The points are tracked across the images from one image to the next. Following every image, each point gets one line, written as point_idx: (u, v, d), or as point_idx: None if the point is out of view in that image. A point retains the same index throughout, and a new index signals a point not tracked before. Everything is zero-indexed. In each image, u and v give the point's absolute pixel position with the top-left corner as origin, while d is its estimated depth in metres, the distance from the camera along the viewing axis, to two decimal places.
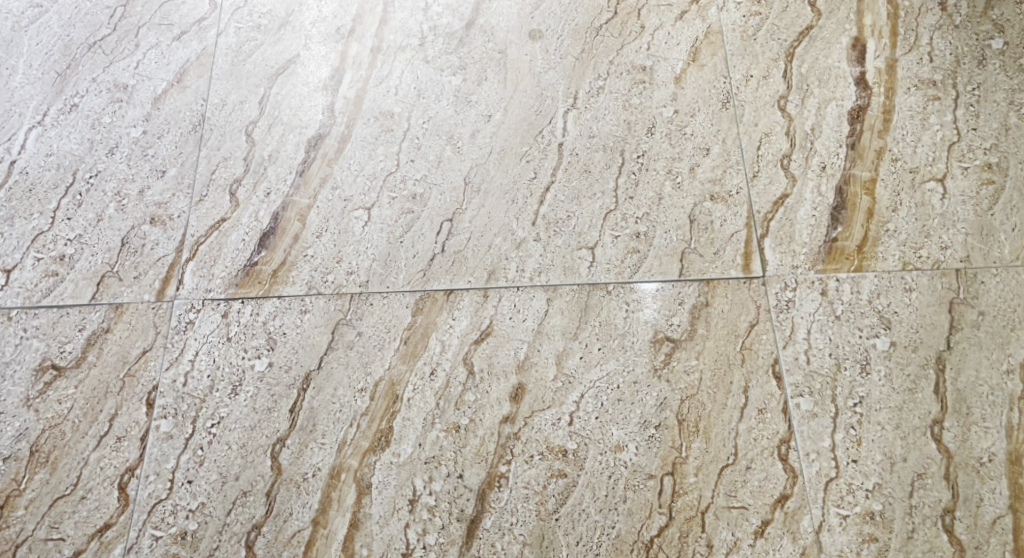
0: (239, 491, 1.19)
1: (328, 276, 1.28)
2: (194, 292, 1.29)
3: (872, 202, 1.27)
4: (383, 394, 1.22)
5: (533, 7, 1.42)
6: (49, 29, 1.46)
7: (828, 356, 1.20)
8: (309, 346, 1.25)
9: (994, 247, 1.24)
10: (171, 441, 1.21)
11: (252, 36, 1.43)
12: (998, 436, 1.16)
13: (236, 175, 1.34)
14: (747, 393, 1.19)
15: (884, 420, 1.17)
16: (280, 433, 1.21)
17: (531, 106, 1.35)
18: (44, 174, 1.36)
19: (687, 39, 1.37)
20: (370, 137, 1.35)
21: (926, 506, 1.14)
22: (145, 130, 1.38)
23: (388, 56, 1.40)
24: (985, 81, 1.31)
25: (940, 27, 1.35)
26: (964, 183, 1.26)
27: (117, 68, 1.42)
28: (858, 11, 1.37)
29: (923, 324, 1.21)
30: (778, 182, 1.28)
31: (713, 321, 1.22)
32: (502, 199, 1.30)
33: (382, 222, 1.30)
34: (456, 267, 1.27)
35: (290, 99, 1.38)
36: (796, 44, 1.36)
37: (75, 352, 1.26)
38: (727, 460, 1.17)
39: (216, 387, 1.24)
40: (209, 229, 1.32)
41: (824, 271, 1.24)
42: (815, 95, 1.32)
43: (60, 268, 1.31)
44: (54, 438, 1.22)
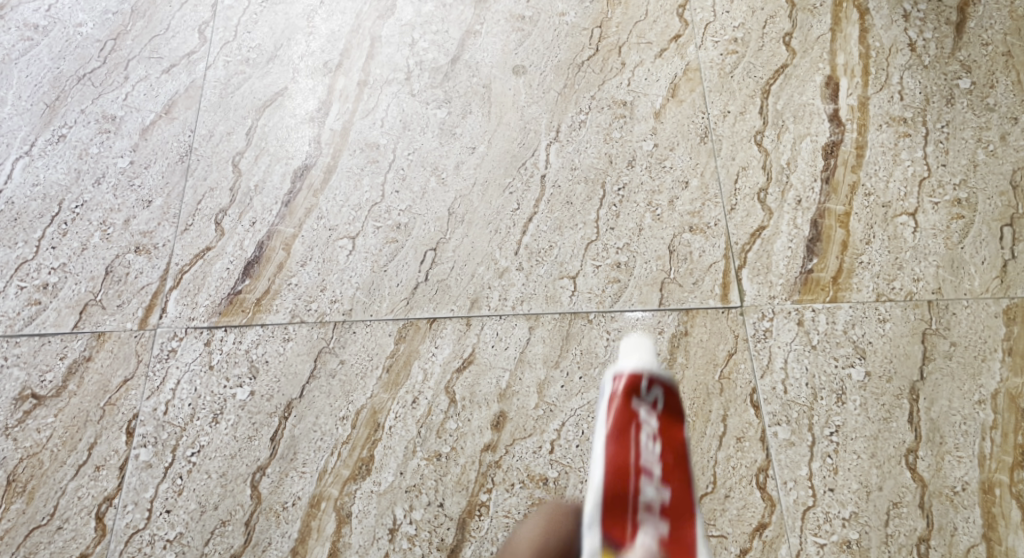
0: (218, 521, 1.19)
1: (311, 305, 1.29)
2: (178, 320, 1.29)
3: (846, 234, 1.30)
4: (366, 422, 1.23)
5: (517, 43, 1.45)
6: (38, 61, 1.47)
7: (805, 386, 1.23)
8: (292, 374, 1.26)
9: (965, 280, 1.27)
10: (151, 470, 1.21)
11: (240, 69, 1.45)
12: (970, 465, 1.19)
13: (221, 204, 1.35)
14: (725, 422, 1.21)
15: (859, 449, 1.20)
16: (261, 461, 1.21)
17: (514, 139, 1.38)
18: (30, 204, 1.37)
19: (666, 75, 1.41)
20: (355, 168, 1.37)
21: (901, 534, 1.16)
22: (132, 161, 1.39)
23: (374, 89, 1.42)
24: (954, 119, 1.35)
25: (910, 67, 1.39)
26: (935, 217, 1.30)
27: (106, 99, 1.43)
28: (831, 51, 1.40)
29: (896, 355, 1.24)
30: (755, 215, 1.31)
31: (692, 350, 1.25)
32: (486, 229, 1.32)
33: (366, 250, 1.32)
34: (439, 295, 1.29)
35: (277, 130, 1.40)
36: (772, 81, 1.39)
37: (55, 380, 1.26)
38: (706, 489, 1.19)
39: (198, 415, 1.24)
40: (193, 257, 1.32)
41: (800, 301, 1.27)
42: (790, 130, 1.36)
43: (43, 297, 1.31)
44: (32, 467, 1.22)
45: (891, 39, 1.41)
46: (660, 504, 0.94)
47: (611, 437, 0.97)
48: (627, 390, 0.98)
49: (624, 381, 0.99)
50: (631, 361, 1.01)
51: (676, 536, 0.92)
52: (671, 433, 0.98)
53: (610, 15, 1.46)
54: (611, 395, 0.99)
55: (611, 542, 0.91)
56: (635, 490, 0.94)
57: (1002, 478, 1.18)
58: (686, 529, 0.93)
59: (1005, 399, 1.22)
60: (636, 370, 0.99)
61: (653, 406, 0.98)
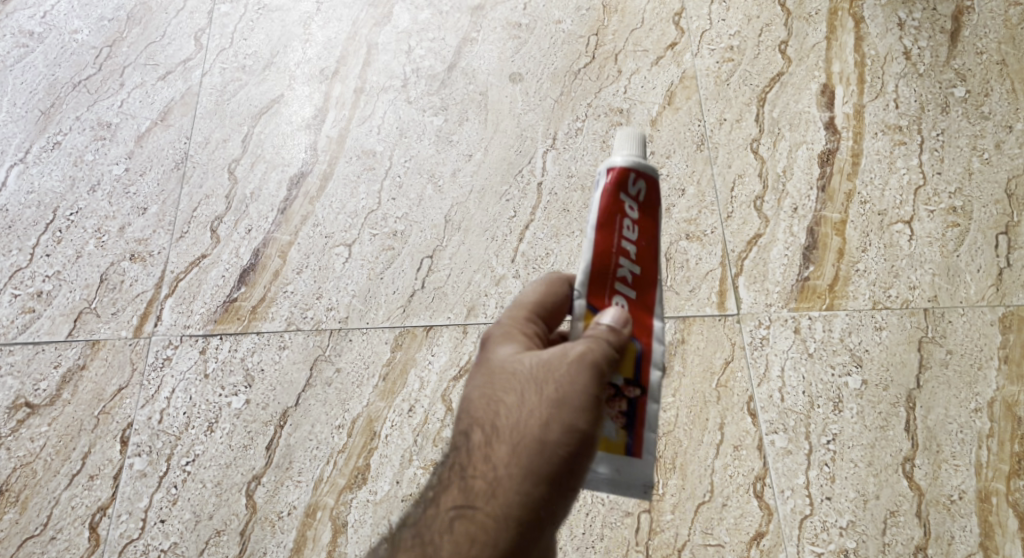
0: (213, 530, 1.18)
1: (307, 312, 1.29)
2: (173, 328, 1.28)
3: (843, 242, 1.30)
4: (362, 430, 1.22)
5: (513, 51, 1.45)
6: (34, 68, 1.47)
7: (802, 393, 1.23)
8: (288, 382, 1.25)
9: (961, 287, 1.27)
10: (146, 479, 1.21)
11: (236, 76, 1.45)
12: (966, 474, 1.19)
13: (217, 212, 1.35)
14: (722, 429, 1.21)
15: (856, 457, 1.20)
16: (256, 470, 1.21)
17: (511, 146, 1.38)
18: (24, 211, 1.36)
19: (662, 83, 1.41)
20: (352, 175, 1.37)
21: (898, 543, 1.16)
22: (127, 168, 1.39)
23: (370, 96, 1.42)
24: (949, 127, 1.35)
25: (905, 75, 1.39)
26: (931, 225, 1.30)
27: (101, 106, 1.43)
28: (827, 59, 1.41)
29: (893, 363, 1.24)
30: (751, 223, 1.31)
31: (689, 358, 1.25)
32: (482, 236, 1.32)
33: (362, 258, 1.32)
34: (436, 303, 1.28)
35: (273, 137, 1.40)
36: (768, 89, 1.39)
37: (49, 389, 1.26)
38: (703, 498, 1.19)
39: (193, 423, 1.23)
40: (189, 265, 1.32)
41: (797, 309, 1.27)
42: (786, 138, 1.36)
43: (37, 305, 1.30)
44: (26, 477, 1.22)
45: (886, 47, 1.41)
46: (632, 277, 0.94)
47: (598, 221, 0.94)
48: (614, 183, 0.95)
49: (614, 175, 0.96)
50: (620, 155, 0.96)
51: (641, 302, 0.93)
52: (648, 222, 0.96)
53: (607, 22, 1.46)
54: (600, 188, 0.96)
55: (592, 308, 0.92)
56: (616, 264, 0.93)
57: (999, 486, 1.18)
58: (649, 296, 0.94)
59: (1002, 408, 1.21)
60: (625, 166, 0.96)
61: (636, 198, 0.96)
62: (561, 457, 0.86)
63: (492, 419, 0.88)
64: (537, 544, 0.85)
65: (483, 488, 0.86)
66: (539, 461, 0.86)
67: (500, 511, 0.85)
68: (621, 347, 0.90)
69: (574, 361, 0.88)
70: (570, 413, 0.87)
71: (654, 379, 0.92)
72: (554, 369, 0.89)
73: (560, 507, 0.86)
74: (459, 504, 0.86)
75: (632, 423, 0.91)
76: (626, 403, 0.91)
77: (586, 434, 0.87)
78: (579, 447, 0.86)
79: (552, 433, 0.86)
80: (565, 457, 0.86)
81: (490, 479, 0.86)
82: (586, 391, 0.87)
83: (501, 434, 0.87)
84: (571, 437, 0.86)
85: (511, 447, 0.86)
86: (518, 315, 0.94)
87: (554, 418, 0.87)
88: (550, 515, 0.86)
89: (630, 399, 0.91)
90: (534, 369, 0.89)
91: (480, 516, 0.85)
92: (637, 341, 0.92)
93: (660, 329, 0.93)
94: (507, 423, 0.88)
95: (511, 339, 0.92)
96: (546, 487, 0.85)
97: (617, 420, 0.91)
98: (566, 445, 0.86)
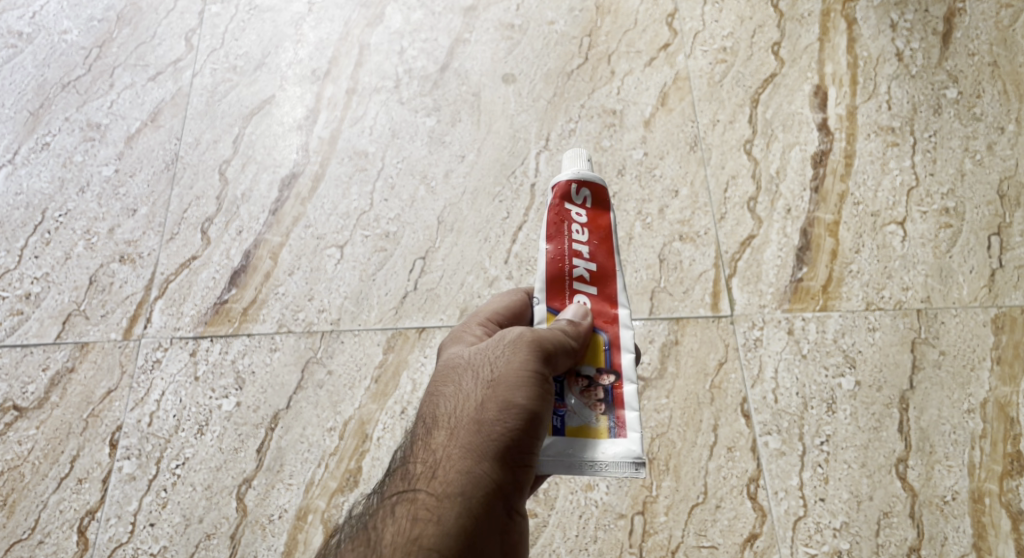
0: (203, 534, 1.17)
1: (299, 314, 1.28)
2: (163, 330, 1.27)
3: (836, 243, 1.30)
4: (353, 433, 1.21)
5: (506, 52, 1.44)
6: (23, 68, 1.46)
7: (795, 395, 1.22)
8: (279, 384, 1.24)
9: (953, 288, 1.27)
10: (135, 483, 1.20)
11: (227, 77, 1.44)
12: (959, 475, 1.19)
13: (207, 213, 1.34)
14: (715, 431, 1.21)
15: (849, 458, 1.19)
16: (247, 473, 1.20)
17: (504, 147, 1.37)
18: (12, 213, 1.35)
19: (656, 84, 1.41)
20: (344, 176, 1.36)
21: (892, 544, 1.16)
22: (117, 169, 1.38)
23: (363, 97, 1.42)
24: (941, 128, 1.35)
25: (898, 76, 1.39)
26: (923, 227, 1.30)
27: (90, 107, 1.42)
28: (820, 60, 1.41)
29: (886, 364, 1.24)
30: (744, 224, 1.31)
31: (682, 359, 1.24)
32: (475, 237, 1.31)
33: (354, 259, 1.31)
34: (429, 304, 1.27)
35: (265, 138, 1.39)
36: (761, 91, 1.39)
37: (38, 392, 1.25)
38: (696, 499, 1.18)
39: (183, 426, 1.22)
40: (179, 266, 1.31)
41: (790, 310, 1.27)
42: (779, 139, 1.36)
43: (26, 307, 1.29)
44: (13, 481, 1.21)
45: (878, 49, 1.41)
46: (589, 273, 0.95)
47: (549, 233, 0.97)
48: (560, 196, 0.98)
49: (559, 189, 0.98)
50: (566, 169, 0.99)
51: (602, 296, 0.95)
52: (600, 222, 0.97)
53: (599, 24, 1.45)
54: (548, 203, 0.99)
55: (553, 310, 0.95)
56: (571, 267, 0.95)
57: (992, 487, 1.18)
58: (610, 287, 0.95)
59: (994, 408, 1.21)
60: (569, 178, 0.98)
61: (583, 204, 0.98)
62: (499, 433, 0.89)
63: (433, 411, 0.93)
64: (481, 518, 0.88)
65: (425, 472, 0.90)
66: (477, 439, 0.89)
67: (440, 490, 0.88)
68: (583, 337, 0.93)
69: (510, 345, 0.92)
70: (506, 390, 0.90)
71: (627, 363, 0.93)
72: (491, 356, 0.93)
73: (506, 484, 0.89)
74: (402, 489, 0.90)
75: (612, 406, 0.92)
76: (602, 390, 0.92)
77: (525, 408, 0.90)
78: (517, 421, 0.89)
79: (489, 412, 0.90)
80: (502, 432, 0.89)
81: (431, 463, 0.90)
82: (523, 368, 0.91)
83: (441, 421, 0.92)
84: (508, 413, 0.90)
85: (450, 431, 0.90)
86: (472, 324, 0.99)
87: (490, 398, 0.91)
88: (492, 490, 0.89)
89: (606, 386, 0.92)
90: (474, 359, 0.94)
91: (422, 497, 0.88)
92: (603, 332, 0.94)
93: (626, 315, 0.95)
94: (446, 410, 0.92)
95: (459, 342, 0.98)
96: (485, 464, 0.89)
97: (597, 407, 0.92)
98: (502, 421, 0.89)
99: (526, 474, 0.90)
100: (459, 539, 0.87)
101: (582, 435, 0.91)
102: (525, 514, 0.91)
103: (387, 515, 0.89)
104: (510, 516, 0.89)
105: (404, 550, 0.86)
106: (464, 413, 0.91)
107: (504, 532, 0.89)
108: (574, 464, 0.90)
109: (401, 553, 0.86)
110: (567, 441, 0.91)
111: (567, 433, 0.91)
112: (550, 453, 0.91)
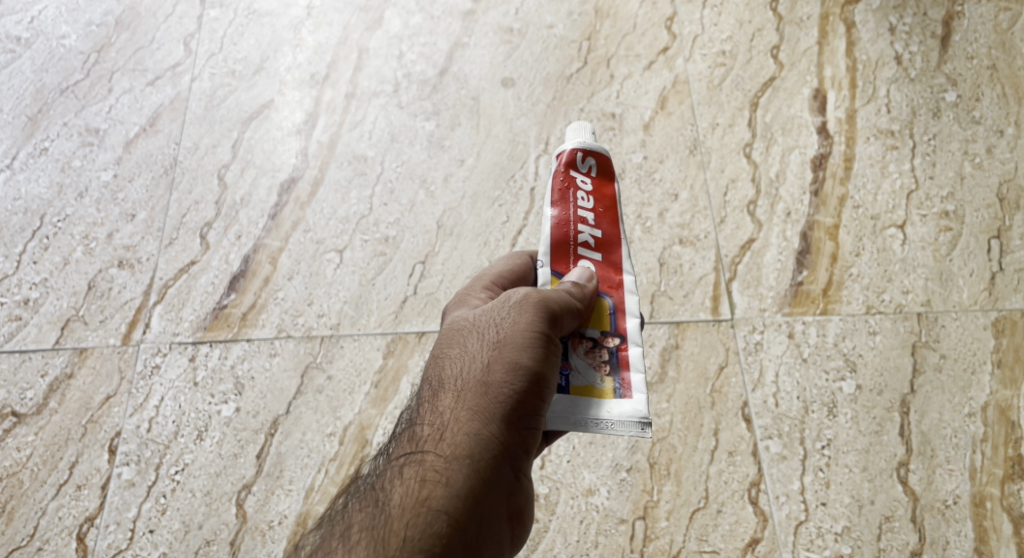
0: (203, 541, 1.17)
1: (298, 319, 1.27)
2: (162, 335, 1.27)
3: (836, 246, 1.30)
4: (353, 438, 1.21)
5: (505, 56, 1.44)
6: (21, 73, 1.46)
7: (796, 399, 1.22)
8: (278, 390, 1.24)
9: (954, 291, 1.26)
10: (134, 489, 1.19)
11: (226, 81, 1.44)
12: (961, 478, 1.18)
13: (206, 218, 1.34)
14: (716, 435, 1.20)
15: (850, 462, 1.19)
16: (246, 479, 1.19)
17: (503, 151, 1.37)
18: (11, 218, 1.35)
19: (654, 88, 1.40)
20: (343, 181, 1.36)
21: (893, 549, 1.16)
22: (115, 174, 1.37)
23: (362, 101, 1.42)
24: (940, 131, 1.35)
25: (897, 80, 1.39)
26: (923, 230, 1.30)
27: (89, 112, 1.42)
28: (819, 64, 1.41)
29: (887, 367, 1.23)
30: (744, 227, 1.31)
31: (683, 363, 1.24)
32: (474, 241, 1.31)
33: (353, 264, 1.31)
34: (429, 309, 1.27)
35: (264, 142, 1.39)
36: (760, 94, 1.39)
37: (36, 398, 1.24)
38: (698, 504, 1.18)
39: (181, 432, 1.22)
40: (178, 271, 1.30)
41: (790, 314, 1.26)
42: (779, 142, 1.36)
43: (24, 313, 1.29)
44: (12, 487, 1.20)
45: (877, 52, 1.41)
46: (594, 241, 0.95)
47: (554, 198, 0.96)
48: (565, 163, 0.97)
49: (564, 156, 0.98)
50: (572, 139, 0.98)
51: (607, 263, 0.95)
52: (605, 191, 0.97)
53: (599, 28, 1.45)
54: (552, 171, 0.98)
55: (558, 274, 0.94)
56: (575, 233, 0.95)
57: (993, 490, 1.18)
58: (615, 255, 0.95)
59: (995, 412, 1.21)
60: (575, 147, 0.97)
61: (589, 173, 0.97)
62: (505, 395, 0.89)
63: (440, 373, 0.92)
64: (489, 479, 0.88)
65: (432, 433, 0.90)
66: (483, 401, 0.89)
67: (448, 451, 0.88)
68: (587, 300, 0.92)
69: (515, 306, 0.92)
70: (513, 352, 0.90)
71: (632, 327, 0.93)
72: (497, 318, 0.93)
73: (512, 445, 0.89)
74: (409, 452, 0.90)
75: (618, 368, 0.91)
76: (607, 352, 0.92)
77: (531, 370, 0.89)
78: (522, 383, 0.89)
79: (496, 374, 0.90)
80: (508, 393, 0.89)
81: (438, 425, 0.90)
82: (530, 330, 0.90)
83: (447, 383, 0.91)
84: (516, 375, 0.89)
85: (457, 393, 0.90)
86: (476, 288, 0.99)
87: (496, 360, 0.90)
88: (498, 450, 0.89)
89: (611, 349, 0.92)
90: (480, 321, 0.93)
91: (430, 459, 0.88)
92: (608, 298, 0.94)
93: (631, 282, 0.95)
94: (453, 373, 0.92)
95: (464, 306, 0.97)
96: (493, 425, 0.89)
97: (602, 369, 0.91)
98: (508, 382, 0.89)
99: (533, 436, 0.90)
100: (467, 500, 0.87)
101: (587, 396, 0.90)
102: (531, 474, 0.91)
103: (395, 477, 0.89)
104: (517, 477, 0.89)
105: (413, 512, 0.87)
106: (472, 374, 0.91)
107: (511, 493, 0.89)
108: (579, 423, 0.90)
109: (410, 514, 0.87)
110: (572, 400, 0.90)
111: (572, 392, 0.91)
112: (556, 413, 0.90)
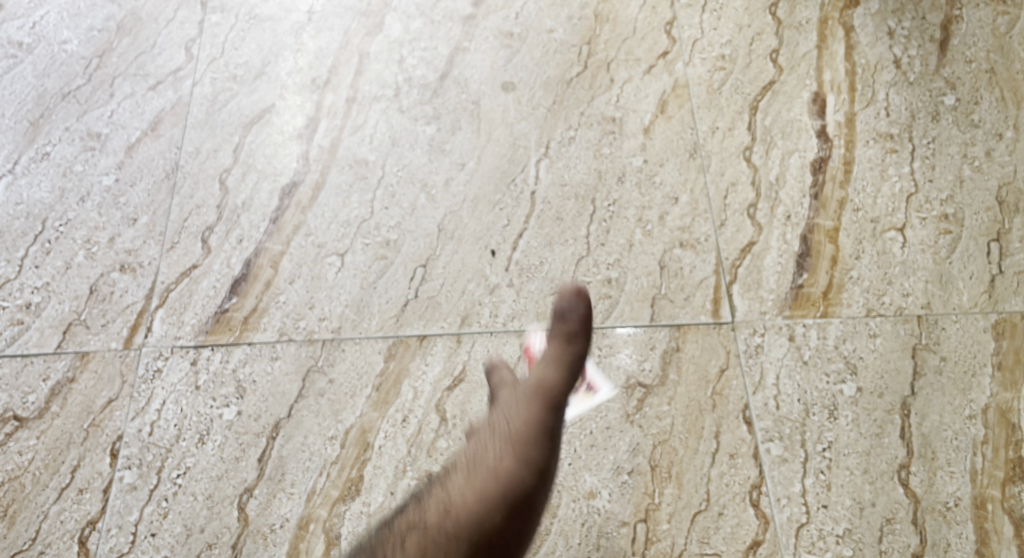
0: (205, 544, 1.17)
1: (299, 322, 1.28)
2: (163, 339, 1.27)
3: (836, 250, 1.30)
4: (354, 442, 1.21)
5: (505, 60, 1.44)
6: (22, 78, 1.46)
7: (797, 401, 1.22)
8: (280, 393, 1.24)
9: (954, 294, 1.27)
10: (136, 493, 1.19)
11: (227, 86, 1.44)
12: (962, 481, 1.18)
13: (208, 222, 1.34)
14: (717, 438, 1.21)
15: (852, 465, 1.19)
16: (247, 483, 1.20)
17: (504, 155, 1.37)
18: (13, 222, 1.35)
19: (654, 92, 1.41)
20: (344, 185, 1.36)
21: (895, 551, 1.16)
22: (117, 178, 1.38)
23: (363, 106, 1.42)
24: (939, 135, 1.36)
25: (896, 83, 1.39)
26: (923, 233, 1.30)
27: (91, 117, 1.42)
28: (818, 67, 1.41)
29: (887, 370, 1.24)
30: (744, 230, 1.31)
31: (684, 366, 1.24)
32: (475, 245, 1.32)
33: (355, 267, 1.31)
34: (430, 312, 1.28)
35: (265, 147, 1.39)
36: (760, 98, 1.40)
37: (38, 402, 1.24)
38: (699, 507, 1.18)
39: (183, 436, 1.22)
40: (179, 275, 1.31)
41: (791, 317, 1.27)
42: (778, 146, 1.36)
43: (26, 317, 1.29)
44: (13, 491, 1.20)
45: (876, 56, 1.41)
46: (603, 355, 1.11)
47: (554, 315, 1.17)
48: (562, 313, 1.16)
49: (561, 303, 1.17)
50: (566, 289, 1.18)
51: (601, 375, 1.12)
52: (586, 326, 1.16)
53: (599, 32, 1.46)
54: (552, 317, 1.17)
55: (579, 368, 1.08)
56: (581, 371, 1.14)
57: (994, 493, 1.18)
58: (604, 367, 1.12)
59: (996, 414, 1.21)
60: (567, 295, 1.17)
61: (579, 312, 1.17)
62: (533, 444, 1.07)
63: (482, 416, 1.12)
64: (504, 520, 1.02)
65: (463, 467, 1.06)
66: (515, 444, 1.07)
67: (475, 486, 1.04)
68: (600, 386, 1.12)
69: (550, 359, 1.14)
70: (544, 401, 1.11)
71: None
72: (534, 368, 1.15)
73: (529, 493, 1.04)
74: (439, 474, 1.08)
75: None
76: None
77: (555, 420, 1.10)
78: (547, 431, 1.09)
79: (529, 422, 1.09)
80: (535, 442, 1.07)
81: (472, 458, 1.07)
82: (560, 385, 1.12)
83: (485, 427, 1.10)
84: (544, 423, 1.09)
85: (492, 432, 1.09)
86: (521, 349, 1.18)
87: (530, 406, 1.10)
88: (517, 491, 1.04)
89: None
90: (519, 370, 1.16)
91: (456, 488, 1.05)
92: None
93: None
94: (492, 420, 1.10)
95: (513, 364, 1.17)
96: (521, 470, 1.05)
97: None
98: (538, 428, 1.09)
99: (546, 487, 1.06)
100: (483, 534, 1.01)
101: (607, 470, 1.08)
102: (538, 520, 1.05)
103: (421, 503, 1.04)
104: (527, 524, 1.03)
105: (436, 541, 0.99)
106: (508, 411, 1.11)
107: (519, 536, 1.02)
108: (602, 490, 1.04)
109: (433, 539, 1.00)
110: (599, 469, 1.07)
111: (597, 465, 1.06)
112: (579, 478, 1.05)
